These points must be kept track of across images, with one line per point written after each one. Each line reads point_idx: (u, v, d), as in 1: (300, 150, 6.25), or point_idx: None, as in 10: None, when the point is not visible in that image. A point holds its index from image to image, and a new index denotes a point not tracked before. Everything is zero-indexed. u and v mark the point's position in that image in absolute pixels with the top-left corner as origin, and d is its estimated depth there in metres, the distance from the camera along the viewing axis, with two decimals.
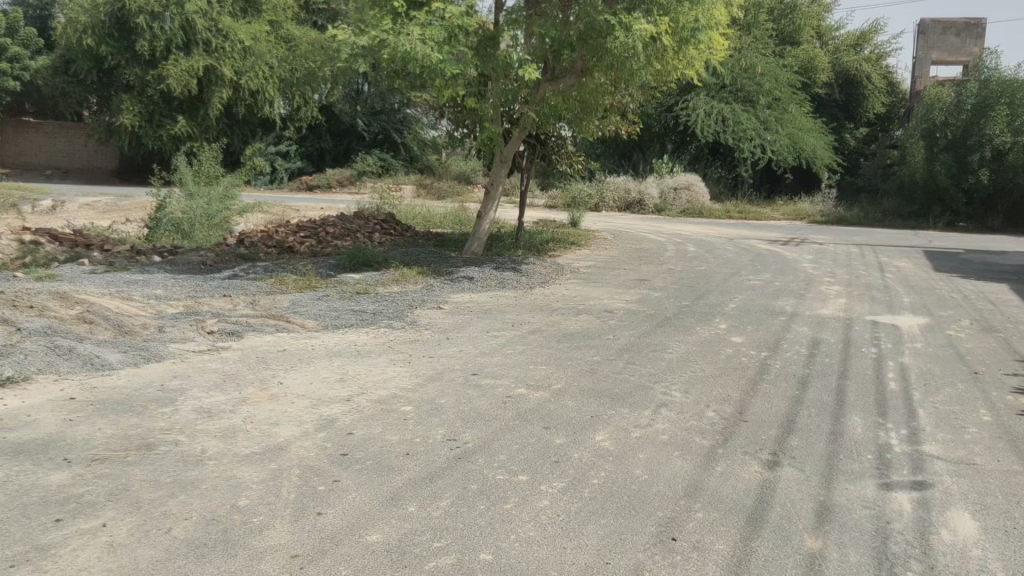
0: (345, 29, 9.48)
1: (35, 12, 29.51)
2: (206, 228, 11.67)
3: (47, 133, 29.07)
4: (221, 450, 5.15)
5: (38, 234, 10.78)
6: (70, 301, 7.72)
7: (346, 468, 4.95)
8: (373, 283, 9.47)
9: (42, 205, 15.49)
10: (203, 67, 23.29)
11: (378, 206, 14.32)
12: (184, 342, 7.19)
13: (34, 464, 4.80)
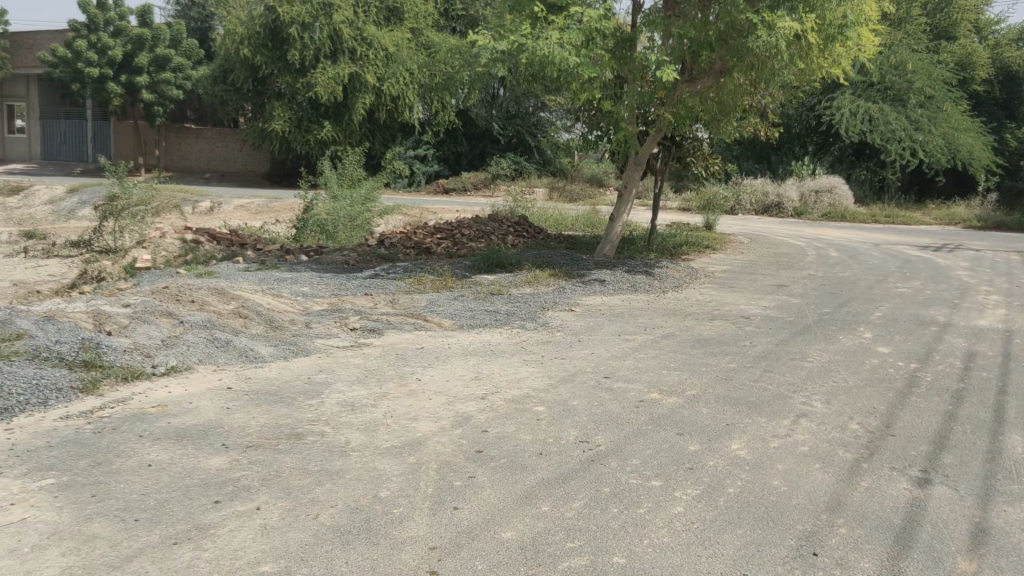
0: (485, 35, 9.65)
1: (197, 25, 31.57)
2: (348, 229, 12.15)
3: (207, 138, 31.03)
4: (364, 443, 5.37)
5: (199, 233, 11.54)
6: (226, 296, 8.24)
7: (481, 465, 5.06)
8: (507, 284, 9.62)
9: (202, 205, 16.57)
10: (348, 74, 24.31)
11: (512, 208, 14.51)
12: (329, 338, 7.54)
13: (195, 448, 5.16)
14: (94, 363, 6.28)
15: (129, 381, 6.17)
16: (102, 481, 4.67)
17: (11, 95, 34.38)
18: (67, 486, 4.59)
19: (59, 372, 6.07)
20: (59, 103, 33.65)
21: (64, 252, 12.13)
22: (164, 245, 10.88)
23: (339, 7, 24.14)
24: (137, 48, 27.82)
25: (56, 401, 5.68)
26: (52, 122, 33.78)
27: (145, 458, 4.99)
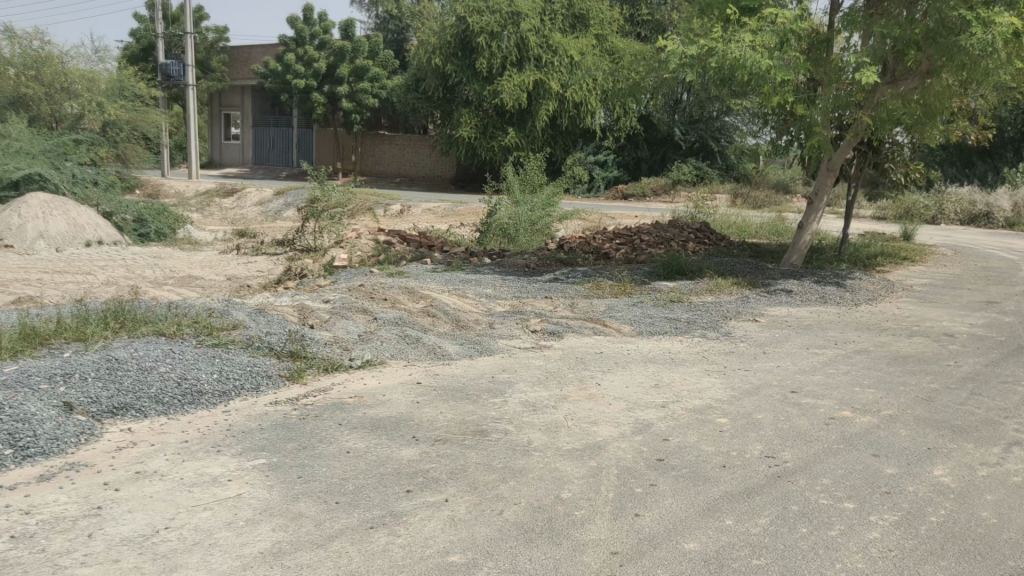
0: (674, 40, 9.60)
1: (393, 36, 33.06)
2: (529, 234, 12.40)
3: (398, 145, 32.42)
4: (546, 443, 5.47)
5: (390, 234, 12.16)
6: (416, 296, 8.65)
7: (663, 473, 5.03)
8: (688, 292, 9.50)
9: (393, 208, 17.45)
10: (533, 81, 24.79)
11: (693, 215, 14.27)
12: (511, 338, 7.73)
13: (389, 439, 5.45)
14: (299, 353, 6.77)
15: (330, 372, 6.60)
16: (306, 464, 5.02)
17: (228, 105, 37.71)
18: (276, 466, 4.98)
19: (268, 360, 6.59)
20: (268, 111, 36.46)
21: (271, 249, 13.16)
22: (359, 245, 11.55)
23: (527, 16, 24.72)
24: (338, 60, 29.68)
25: (266, 387, 6.18)
26: (261, 129, 36.68)
27: (344, 445, 5.32)
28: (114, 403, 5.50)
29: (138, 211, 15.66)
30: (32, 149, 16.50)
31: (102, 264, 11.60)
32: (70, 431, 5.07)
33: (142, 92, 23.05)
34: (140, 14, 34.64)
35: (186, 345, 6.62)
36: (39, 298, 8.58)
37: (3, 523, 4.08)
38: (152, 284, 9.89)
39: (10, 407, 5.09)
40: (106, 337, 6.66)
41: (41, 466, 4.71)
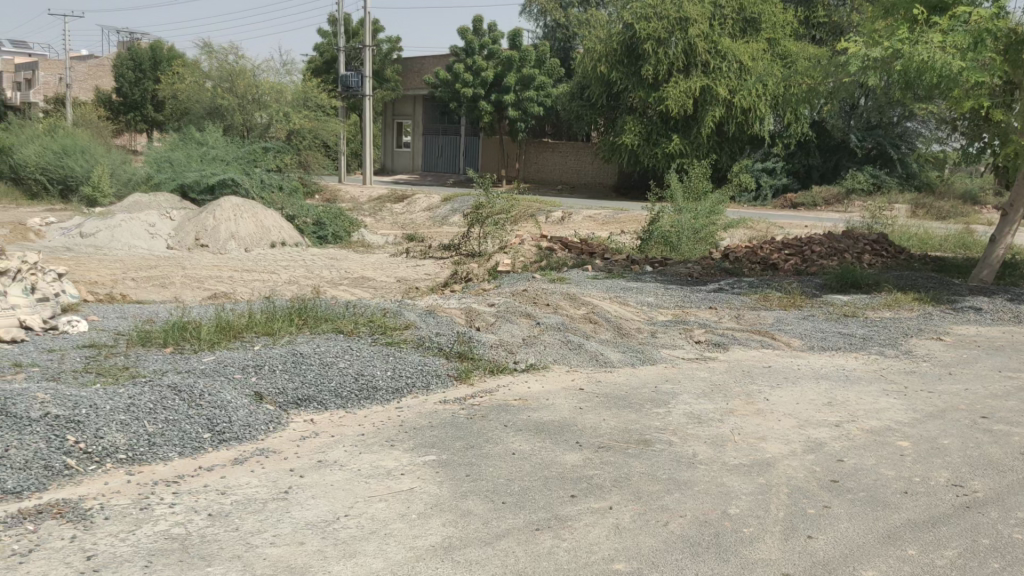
0: (857, 42, 9.24)
1: (560, 44, 33.45)
2: (692, 242, 12.24)
3: (562, 152, 32.72)
4: (711, 456, 5.36)
5: (553, 240, 12.28)
6: (578, 302, 8.69)
7: (838, 496, 4.81)
8: (863, 306, 9.04)
9: (554, 214, 17.64)
10: (700, 87, 24.36)
11: (869, 226, 13.57)
12: (674, 348, 7.63)
13: (553, 443, 5.51)
14: (467, 355, 6.97)
15: (496, 374, 6.76)
16: (474, 463, 5.16)
17: (400, 114, 39.44)
18: (445, 463, 5.14)
19: (438, 360, 6.83)
20: (438, 120, 37.69)
21: (437, 254, 13.63)
22: (522, 251, 11.75)
23: (695, 21, 24.37)
24: (506, 69, 30.33)
25: (436, 386, 6.42)
26: (430, 137, 38.00)
27: (509, 447, 5.42)
28: (299, 394, 5.87)
29: (317, 214, 16.49)
30: (226, 156, 17.91)
31: (283, 264, 12.39)
32: (261, 419, 5.45)
33: (325, 101, 24.07)
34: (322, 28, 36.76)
35: (362, 342, 6.97)
36: (232, 294, 9.28)
37: (203, 500, 4.43)
38: (330, 284, 10.46)
39: (209, 394, 5.53)
40: (291, 332, 7.11)
41: (235, 451, 5.08)
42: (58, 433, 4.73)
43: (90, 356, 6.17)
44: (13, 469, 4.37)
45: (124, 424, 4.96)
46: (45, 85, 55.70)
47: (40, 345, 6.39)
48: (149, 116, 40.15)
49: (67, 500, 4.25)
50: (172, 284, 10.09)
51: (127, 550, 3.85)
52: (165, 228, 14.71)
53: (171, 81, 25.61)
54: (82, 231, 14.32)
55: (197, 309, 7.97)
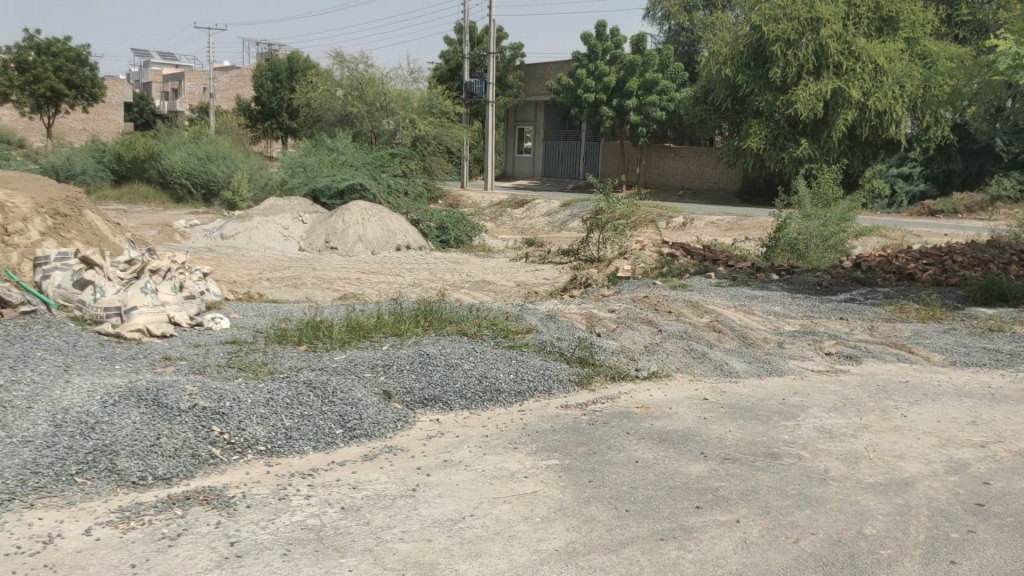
0: (1006, 40, 8.74)
1: (684, 48, 32.99)
2: (820, 249, 11.83)
3: (683, 157, 31.95)
4: (844, 473, 5.16)
5: (674, 246, 12.10)
6: (701, 310, 8.56)
7: (983, 521, 4.54)
8: (1009, 320, 8.50)
9: (675, 220, 17.40)
10: (831, 89, 23.53)
11: (1016, 235, 12.73)
12: (803, 360, 7.39)
13: (677, 452, 5.43)
14: (588, 360, 6.96)
15: (617, 380, 6.73)
16: (597, 469, 5.14)
17: (522, 120, 39.86)
18: (568, 468, 5.15)
19: (559, 365, 6.85)
20: (558, 126, 37.82)
21: (557, 258, 13.68)
22: (643, 258, 11.66)
23: (828, 21, 23.59)
24: (628, 74, 30.19)
25: (557, 391, 6.44)
26: (550, 143, 38.21)
27: (632, 454, 5.38)
28: (426, 394, 6.02)
29: (440, 218, 16.87)
30: (355, 161, 18.55)
31: (408, 267, 12.72)
32: (389, 417, 5.61)
33: (449, 108, 24.62)
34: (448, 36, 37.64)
35: (485, 345, 7.08)
36: (361, 296, 9.60)
37: (336, 494, 4.59)
38: (452, 287, 10.67)
39: (342, 391, 5.74)
40: (417, 334, 7.30)
41: (365, 447, 5.25)
42: (204, 424, 5.00)
43: (232, 352, 6.52)
44: (164, 455, 4.65)
45: (263, 418, 5.20)
46: (190, 94, 59.07)
47: (187, 340, 6.78)
48: (285, 124, 41.96)
49: (212, 487, 4.48)
50: (303, 284, 10.51)
51: (267, 539, 4.03)
52: (297, 231, 15.39)
53: (305, 90, 26.76)
54: (223, 232, 15.15)
55: (329, 309, 8.28)
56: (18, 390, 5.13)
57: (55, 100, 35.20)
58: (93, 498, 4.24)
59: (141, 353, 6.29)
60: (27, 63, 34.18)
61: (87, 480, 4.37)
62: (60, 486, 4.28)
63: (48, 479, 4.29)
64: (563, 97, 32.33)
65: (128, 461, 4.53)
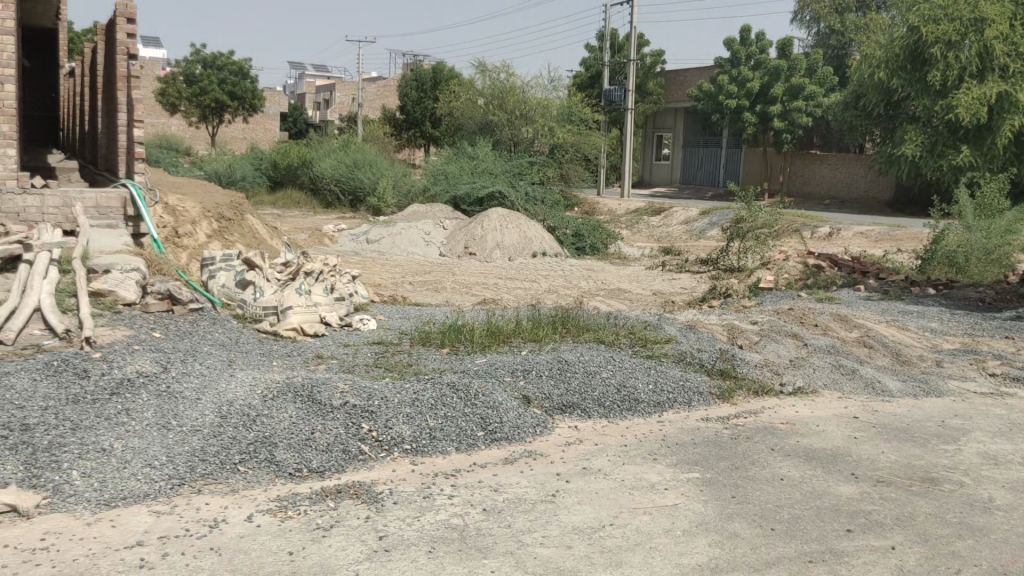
0: None
1: (833, 51, 31.68)
2: (982, 263, 11.16)
3: (830, 165, 30.68)
4: (1011, 503, 4.82)
5: (821, 257, 11.68)
6: (850, 324, 8.21)
7: None
8: None
9: (821, 230, 16.74)
10: (996, 94, 21.99)
11: None
12: (964, 380, 6.95)
13: (826, 472, 5.22)
14: (730, 373, 6.80)
15: (761, 396, 6.54)
16: (739, 484, 5.01)
17: (661, 127, 39.42)
18: (710, 482, 5.03)
19: (700, 377, 6.72)
20: (698, 133, 37.15)
21: (695, 268, 13.52)
22: (786, 268, 11.30)
23: (994, 22, 22.17)
24: (773, 79, 29.42)
25: (698, 403, 6.33)
26: (689, 150, 37.60)
27: (777, 472, 5.20)
28: (564, 401, 6.04)
29: (577, 226, 16.93)
30: (495, 169, 18.91)
31: (544, 274, 12.81)
32: (529, 422, 5.67)
33: (588, 116, 24.69)
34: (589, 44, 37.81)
35: (623, 354, 7.04)
36: (500, 301, 9.76)
37: (478, 495, 4.67)
38: (588, 294, 10.68)
39: (484, 394, 5.85)
40: (555, 340, 7.35)
41: (505, 450, 5.33)
42: (354, 420, 5.21)
43: (379, 352, 6.76)
44: (318, 450, 4.87)
45: (409, 417, 5.37)
46: (341, 104, 61.46)
47: (338, 340, 7.09)
48: (427, 132, 43.09)
49: (362, 482, 4.66)
50: (444, 288, 10.79)
51: (413, 535, 4.15)
52: (438, 236, 15.85)
53: (448, 98, 27.45)
54: (368, 237, 15.74)
55: (470, 313, 8.47)
56: (188, 381, 5.52)
57: (218, 110, 37.50)
58: (254, 486, 4.50)
59: (296, 351, 6.62)
60: (194, 76, 36.67)
61: (248, 469, 4.63)
62: (225, 473, 4.55)
63: (215, 465, 4.57)
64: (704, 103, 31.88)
65: (285, 453, 4.77)
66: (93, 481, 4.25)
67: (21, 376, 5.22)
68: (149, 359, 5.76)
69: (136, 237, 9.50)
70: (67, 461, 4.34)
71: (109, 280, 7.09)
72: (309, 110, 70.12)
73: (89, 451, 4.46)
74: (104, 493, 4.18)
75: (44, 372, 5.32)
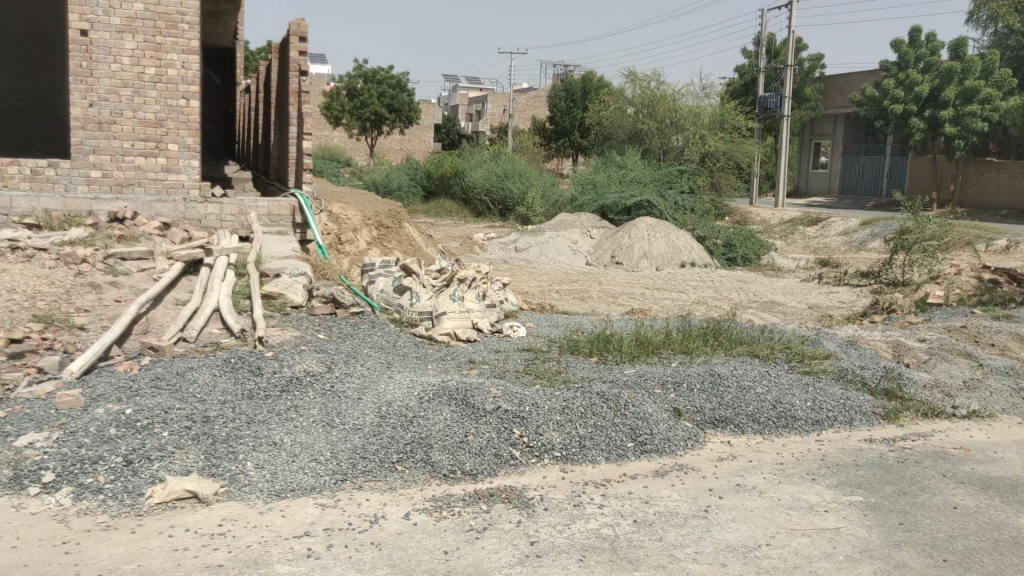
0: None
1: (1012, 53, 29.82)
2: None
3: (1007, 173, 28.53)
4: None
5: (998, 271, 10.86)
6: None
7: None
8: None
9: (997, 243, 15.58)
10: None
11: None
12: None
13: (1004, 502, 4.84)
14: (895, 393, 6.44)
15: (930, 419, 6.16)
16: (906, 511, 4.72)
17: (819, 134, 37.94)
18: (874, 507, 4.77)
19: (862, 396, 6.39)
20: (859, 140, 35.44)
21: (855, 281, 12.93)
22: (959, 283, 10.58)
23: None
24: (944, 82, 27.78)
25: (860, 423, 6.03)
26: (848, 157, 35.97)
27: (950, 499, 4.88)
28: (717, 415, 5.89)
29: (727, 236, 16.54)
30: (643, 178, 18.80)
31: (694, 284, 12.58)
32: (680, 435, 5.57)
33: (741, 124, 24.07)
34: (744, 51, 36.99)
35: (779, 369, 6.82)
36: (648, 311, 9.67)
37: (628, 506, 4.62)
38: (740, 306, 10.41)
39: (634, 404, 5.80)
40: (706, 353, 7.21)
41: (656, 462, 5.26)
42: (506, 425, 5.29)
43: (529, 359, 6.84)
44: (471, 452, 4.97)
45: (559, 424, 5.40)
46: (491, 115, 62.62)
47: (489, 346, 7.24)
48: (576, 141, 43.26)
49: (513, 487, 4.72)
50: (591, 298, 10.79)
51: (564, 542, 4.16)
52: (586, 245, 15.89)
53: (598, 108, 27.50)
54: (517, 246, 15.99)
55: (618, 323, 8.44)
56: (351, 381, 5.79)
57: (376, 123, 39.12)
58: (411, 486, 4.65)
59: (449, 355, 6.80)
60: (356, 90, 38.47)
61: (405, 469, 4.79)
62: (384, 471, 4.73)
63: (375, 463, 4.75)
64: (867, 109, 30.47)
65: (440, 455, 4.90)
66: (265, 473, 4.51)
67: (202, 370, 5.62)
68: (315, 359, 6.08)
69: (303, 243, 10.09)
70: (243, 452, 4.64)
71: (280, 284, 7.54)
72: (461, 121, 71.87)
73: (262, 444, 4.74)
74: (275, 484, 4.43)
75: (222, 368, 5.71)
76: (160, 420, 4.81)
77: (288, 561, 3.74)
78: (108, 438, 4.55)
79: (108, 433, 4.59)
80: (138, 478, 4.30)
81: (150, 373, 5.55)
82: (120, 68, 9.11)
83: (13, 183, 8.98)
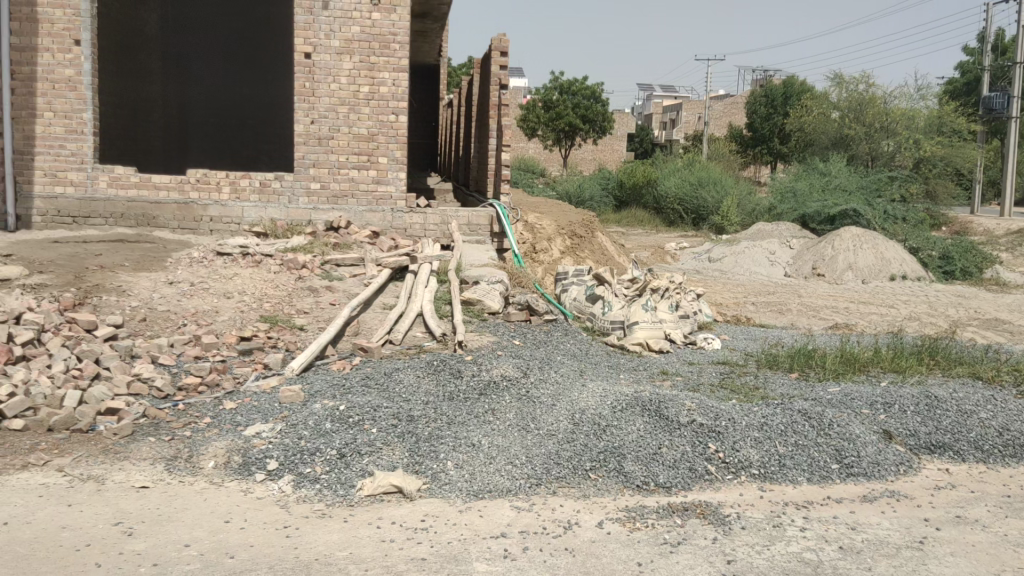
0: None
1: None
2: None
3: None
4: None
5: None
6: None
7: None
8: None
9: None
10: None
11: None
12: None
13: None
14: None
15: None
16: None
17: None
18: None
19: None
20: None
21: None
22: None
23: None
24: None
25: None
26: None
27: None
28: (933, 440, 5.46)
29: (945, 247, 15.33)
30: (850, 186, 17.83)
31: (905, 299, 11.78)
32: (891, 459, 5.21)
33: (962, 127, 22.20)
34: (966, 49, 34.29)
35: (1005, 394, 6.25)
36: (854, 326, 9.15)
37: (833, 532, 4.37)
38: (959, 323, 9.62)
39: (839, 424, 5.50)
40: (921, 373, 6.73)
41: (863, 487, 4.95)
42: (702, 439, 5.17)
43: (725, 372, 6.67)
44: (665, 465, 4.90)
45: (758, 441, 5.21)
46: (686, 123, 61.52)
47: (683, 357, 7.13)
48: (775, 148, 41.67)
49: (709, 503, 4.60)
50: (789, 310, 10.36)
51: (763, 564, 3.99)
52: (784, 256, 15.26)
53: (800, 113, 26.42)
54: (711, 256, 15.61)
55: (822, 338, 8.05)
56: (545, 387, 5.89)
57: (570, 134, 39.56)
58: (605, 494, 4.65)
59: (642, 365, 6.77)
60: (551, 102, 39.13)
61: (599, 477, 4.79)
62: (578, 479, 4.75)
63: (569, 470, 4.79)
64: None
65: (634, 465, 4.86)
66: (464, 473, 4.67)
67: (408, 372, 5.92)
68: (511, 364, 6.24)
69: (500, 252, 10.39)
70: (444, 451, 4.83)
71: (479, 291, 7.79)
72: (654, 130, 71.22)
73: (461, 445, 4.92)
74: (474, 484, 4.58)
75: (426, 370, 5.99)
76: (370, 416, 5.11)
77: (486, 560, 3.85)
78: (324, 431, 4.90)
79: (324, 427, 4.94)
80: (350, 471, 4.58)
81: (361, 373, 5.91)
82: (338, 87, 9.79)
83: (245, 195, 9.84)
